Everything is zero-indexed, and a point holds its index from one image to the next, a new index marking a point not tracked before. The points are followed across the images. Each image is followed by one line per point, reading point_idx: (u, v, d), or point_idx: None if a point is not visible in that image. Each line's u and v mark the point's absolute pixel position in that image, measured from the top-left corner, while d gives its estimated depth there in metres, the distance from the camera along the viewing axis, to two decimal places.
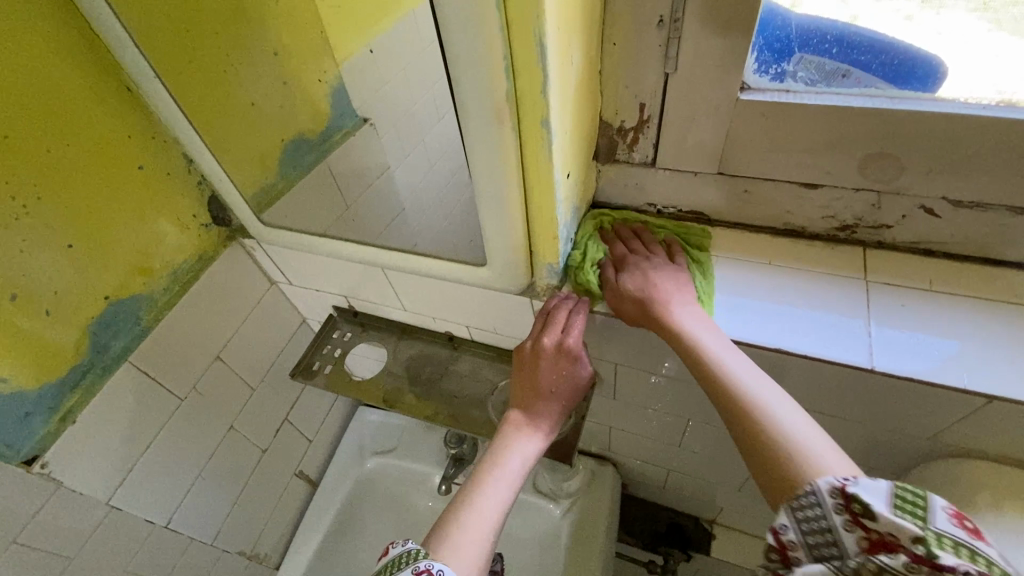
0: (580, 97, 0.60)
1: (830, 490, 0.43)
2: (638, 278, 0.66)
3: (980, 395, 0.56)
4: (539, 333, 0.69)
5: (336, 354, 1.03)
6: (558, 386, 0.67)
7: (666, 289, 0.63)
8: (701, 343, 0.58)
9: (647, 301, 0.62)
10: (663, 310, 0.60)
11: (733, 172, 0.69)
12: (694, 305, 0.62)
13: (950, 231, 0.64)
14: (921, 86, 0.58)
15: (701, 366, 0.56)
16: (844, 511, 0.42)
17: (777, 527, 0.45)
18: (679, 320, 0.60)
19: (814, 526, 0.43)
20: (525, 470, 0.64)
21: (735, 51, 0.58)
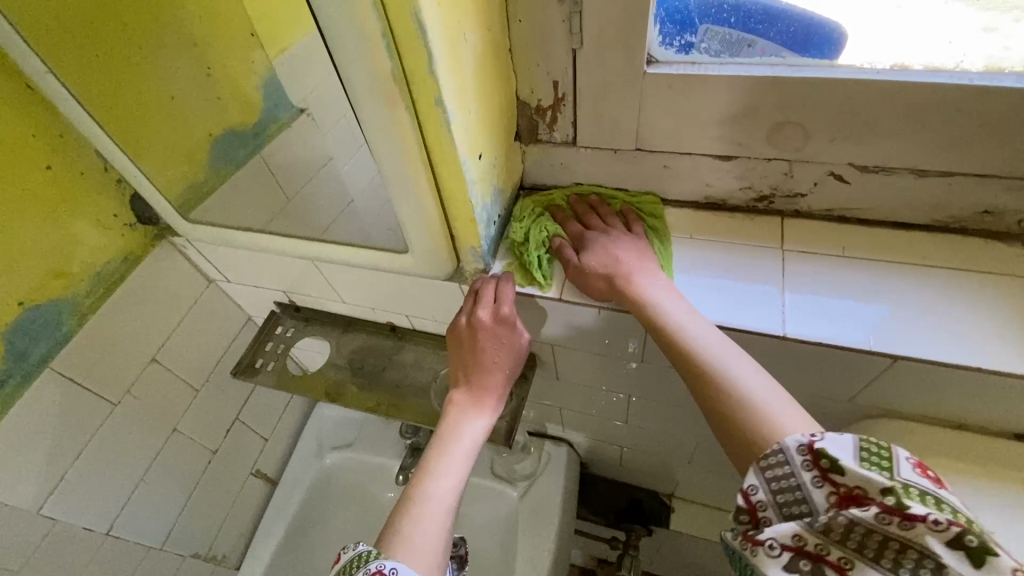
0: (483, 75, 0.59)
1: (798, 447, 0.43)
2: (585, 212, 0.71)
3: (885, 356, 0.57)
4: (472, 309, 0.66)
5: (279, 351, 1.01)
6: (500, 353, 0.65)
7: (608, 222, 0.69)
8: (631, 262, 0.62)
9: (584, 235, 0.67)
10: (596, 240, 0.66)
11: (651, 147, 0.68)
12: (631, 236, 0.67)
13: (859, 197, 0.65)
14: (818, 53, 0.58)
15: (627, 279, 0.61)
16: (812, 468, 0.42)
17: (746, 487, 0.45)
18: (610, 247, 0.64)
19: (782, 486, 0.43)
20: (471, 454, 0.62)
21: (636, 22, 0.57)
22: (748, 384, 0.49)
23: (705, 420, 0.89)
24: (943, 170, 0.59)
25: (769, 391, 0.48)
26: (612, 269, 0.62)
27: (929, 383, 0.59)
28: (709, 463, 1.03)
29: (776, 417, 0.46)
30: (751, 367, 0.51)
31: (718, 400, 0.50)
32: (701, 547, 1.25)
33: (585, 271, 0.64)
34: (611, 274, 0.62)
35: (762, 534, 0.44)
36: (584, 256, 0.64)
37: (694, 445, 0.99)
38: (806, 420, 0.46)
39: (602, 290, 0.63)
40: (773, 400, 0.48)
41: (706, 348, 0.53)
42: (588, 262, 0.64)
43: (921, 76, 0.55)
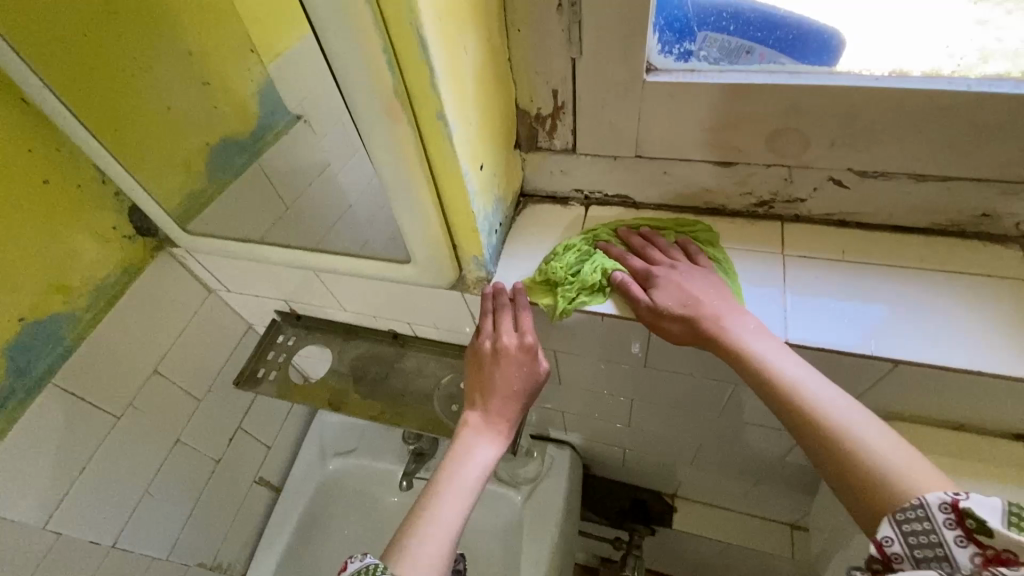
0: (483, 86, 0.59)
1: (941, 505, 0.41)
2: (643, 245, 0.67)
3: (886, 360, 0.58)
4: (496, 333, 0.67)
5: (281, 360, 1.01)
6: (517, 378, 0.65)
7: (671, 254, 0.65)
8: (712, 302, 0.59)
9: (652, 273, 0.63)
10: (667, 279, 0.62)
11: (651, 154, 0.69)
12: (698, 270, 0.63)
13: (858, 201, 0.65)
14: (817, 60, 0.58)
15: (713, 322, 0.57)
16: (956, 526, 0.40)
17: (881, 539, 0.42)
18: (682, 284, 0.61)
19: (922, 541, 0.41)
20: (482, 479, 0.62)
21: (634, 32, 0.57)
22: (869, 434, 0.47)
23: (708, 421, 0.90)
24: (941, 175, 0.60)
25: (901, 452, 0.46)
26: (692, 316, 0.58)
27: (929, 387, 0.59)
28: (711, 463, 1.04)
29: (906, 476, 0.44)
30: (867, 416, 0.49)
31: (829, 438, 0.48)
32: (703, 545, 1.26)
33: (660, 314, 0.60)
34: (689, 319, 0.58)
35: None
36: (654, 296, 0.61)
37: (697, 446, 1.00)
38: (933, 473, 0.44)
39: (681, 335, 0.59)
40: (897, 449, 0.46)
41: (830, 407, 0.49)
42: (664, 308, 0.59)
43: (919, 82, 0.55)
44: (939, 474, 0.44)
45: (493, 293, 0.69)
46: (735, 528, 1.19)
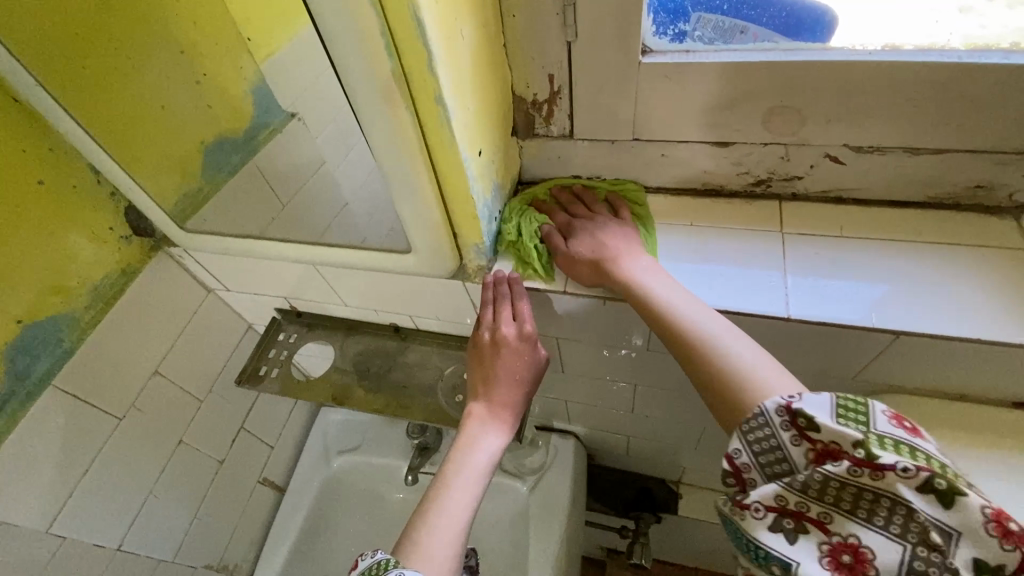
0: (480, 72, 0.59)
1: (777, 409, 0.45)
2: (570, 202, 0.73)
3: (888, 332, 0.58)
4: (494, 324, 0.67)
5: (282, 358, 1.00)
6: (520, 369, 0.66)
7: (595, 208, 0.71)
8: (618, 247, 0.64)
9: (572, 224, 0.69)
10: (582, 227, 0.67)
11: (648, 137, 0.69)
12: (615, 222, 0.68)
13: (856, 177, 0.66)
14: (811, 36, 0.58)
15: (615, 265, 0.62)
16: (790, 426, 0.44)
17: (731, 451, 0.46)
18: (598, 233, 0.66)
19: (765, 446, 0.45)
20: (488, 470, 0.62)
21: (629, 13, 0.57)
22: (724, 341, 0.52)
23: (711, 404, 0.90)
24: (937, 148, 0.60)
25: (762, 365, 0.49)
26: (596, 257, 0.63)
27: (929, 358, 0.60)
28: (715, 447, 1.04)
29: (753, 379, 0.48)
30: (733, 330, 0.53)
31: (694, 347, 0.53)
32: (708, 531, 1.26)
33: (575, 260, 0.65)
34: (599, 260, 0.63)
35: (747, 497, 0.45)
36: (572, 244, 0.66)
37: (701, 430, 1.00)
38: (787, 379, 0.48)
39: (591, 277, 0.65)
40: (756, 359, 0.50)
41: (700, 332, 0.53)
42: (576, 251, 0.65)
43: (913, 54, 0.55)
44: (792, 382, 0.48)
45: (494, 283, 0.69)
46: None
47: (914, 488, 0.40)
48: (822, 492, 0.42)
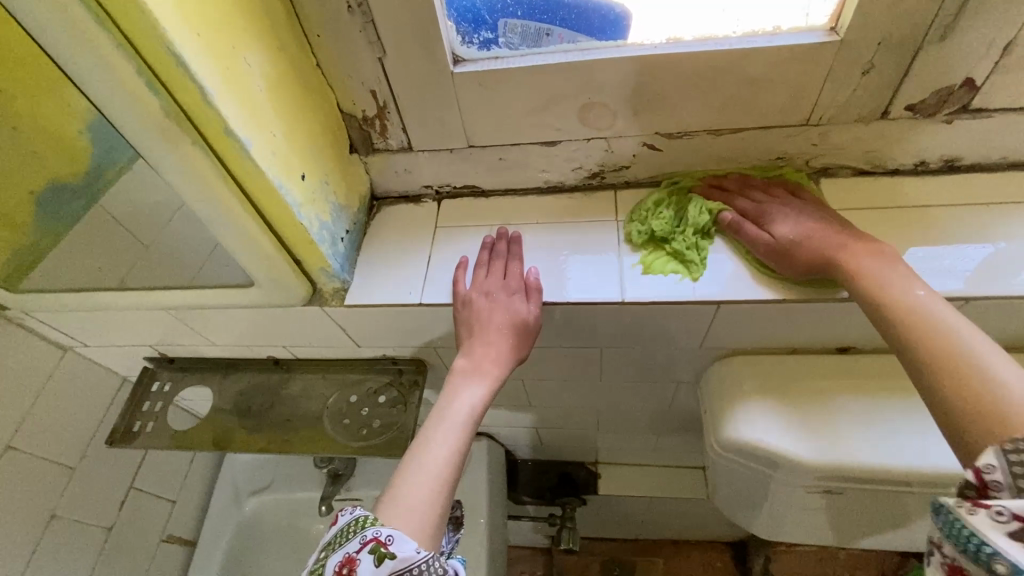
0: (285, 97, 0.58)
1: None
2: (743, 186, 0.67)
3: (710, 302, 0.63)
4: (476, 275, 0.67)
5: (157, 409, 0.95)
6: (499, 317, 0.63)
7: (773, 193, 0.65)
8: (836, 234, 0.58)
9: (762, 208, 0.64)
10: (778, 215, 0.63)
11: (482, 142, 0.70)
12: (811, 205, 0.63)
13: (675, 161, 0.70)
14: (605, 35, 0.61)
15: (840, 249, 0.56)
16: None
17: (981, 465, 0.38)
18: (797, 215, 0.62)
19: None
20: (472, 422, 0.59)
21: (425, 26, 0.58)
22: (997, 366, 0.43)
23: (600, 386, 0.93)
24: (735, 127, 0.65)
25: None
26: (810, 246, 0.58)
27: (754, 318, 0.65)
28: (615, 424, 1.09)
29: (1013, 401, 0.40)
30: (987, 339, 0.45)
31: (944, 355, 0.45)
32: (631, 505, 1.32)
33: (779, 249, 0.61)
34: (812, 245, 0.58)
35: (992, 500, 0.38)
36: (772, 227, 0.62)
37: (598, 412, 1.04)
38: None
39: (800, 265, 0.59)
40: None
41: (949, 326, 0.46)
42: (784, 237, 0.60)
43: (691, 46, 0.59)
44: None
45: (489, 242, 0.70)
46: (652, 481, 1.27)
47: None
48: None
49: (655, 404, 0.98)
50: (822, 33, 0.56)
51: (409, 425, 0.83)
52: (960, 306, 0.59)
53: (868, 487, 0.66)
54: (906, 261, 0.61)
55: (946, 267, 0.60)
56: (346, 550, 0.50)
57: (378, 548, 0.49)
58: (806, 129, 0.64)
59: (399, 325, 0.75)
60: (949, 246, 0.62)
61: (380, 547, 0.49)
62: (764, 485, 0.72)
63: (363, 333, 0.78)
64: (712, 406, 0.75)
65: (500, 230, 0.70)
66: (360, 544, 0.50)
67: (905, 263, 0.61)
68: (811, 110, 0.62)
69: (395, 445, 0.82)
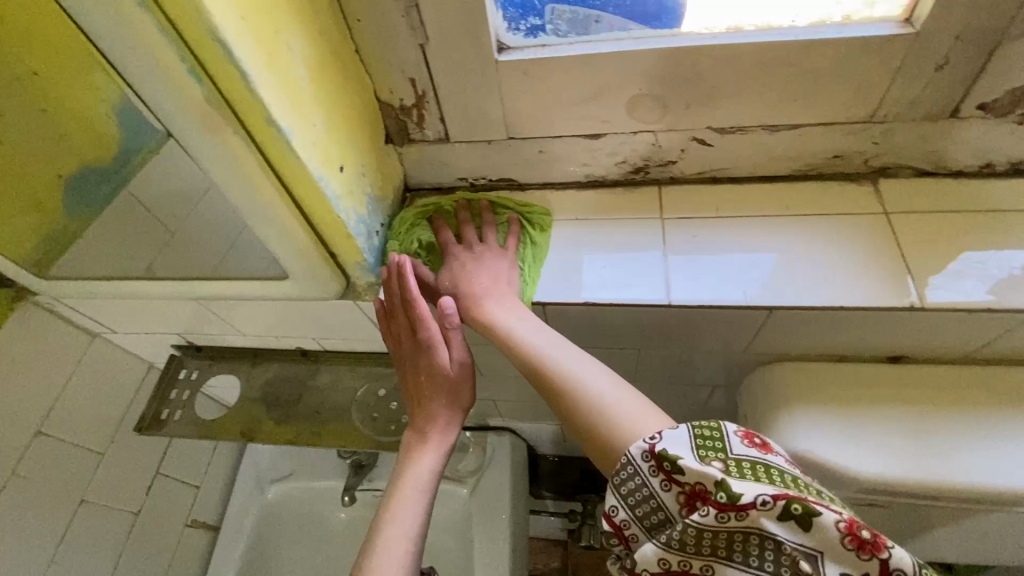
0: (325, 85, 0.55)
1: (642, 454, 0.43)
2: (463, 222, 0.69)
3: (761, 308, 0.59)
4: (392, 323, 0.64)
5: (185, 397, 0.95)
6: (427, 368, 0.62)
7: (484, 238, 0.67)
8: (484, 283, 0.62)
9: (449, 252, 0.66)
10: (474, 263, 0.65)
11: (523, 134, 0.68)
12: (487, 254, 0.65)
13: (725, 157, 0.66)
14: (661, 23, 0.58)
15: (475, 303, 0.61)
16: (658, 471, 0.42)
17: (609, 511, 0.44)
18: (470, 266, 0.64)
19: (636, 498, 0.43)
20: (428, 483, 0.59)
21: (471, 11, 0.55)
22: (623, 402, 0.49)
23: None
24: (792, 123, 0.61)
25: (633, 408, 0.49)
26: (459, 299, 0.63)
27: (808, 325, 0.62)
28: None
29: (620, 420, 0.48)
30: (613, 384, 0.51)
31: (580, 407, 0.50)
32: None
33: (441, 295, 0.65)
34: (460, 298, 0.63)
35: (634, 550, 0.42)
36: (440, 277, 0.65)
37: None
38: (634, 436, 0.46)
39: (454, 319, 0.63)
40: (647, 415, 0.48)
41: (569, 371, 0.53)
42: (447, 287, 0.64)
43: (753, 36, 0.55)
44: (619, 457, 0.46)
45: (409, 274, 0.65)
46: None
47: (776, 519, 0.37)
48: (697, 543, 0.39)
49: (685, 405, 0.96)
50: (896, 24, 0.53)
51: None
52: None
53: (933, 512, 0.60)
54: (962, 262, 0.59)
55: (990, 270, 0.58)
56: None
57: None
58: (870, 126, 0.60)
59: None
60: (1019, 251, 0.58)
61: None
62: None
63: None
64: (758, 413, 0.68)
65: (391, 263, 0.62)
66: None
67: (954, 266, 0.58)
68: (877, 107, 0.59)
69: None
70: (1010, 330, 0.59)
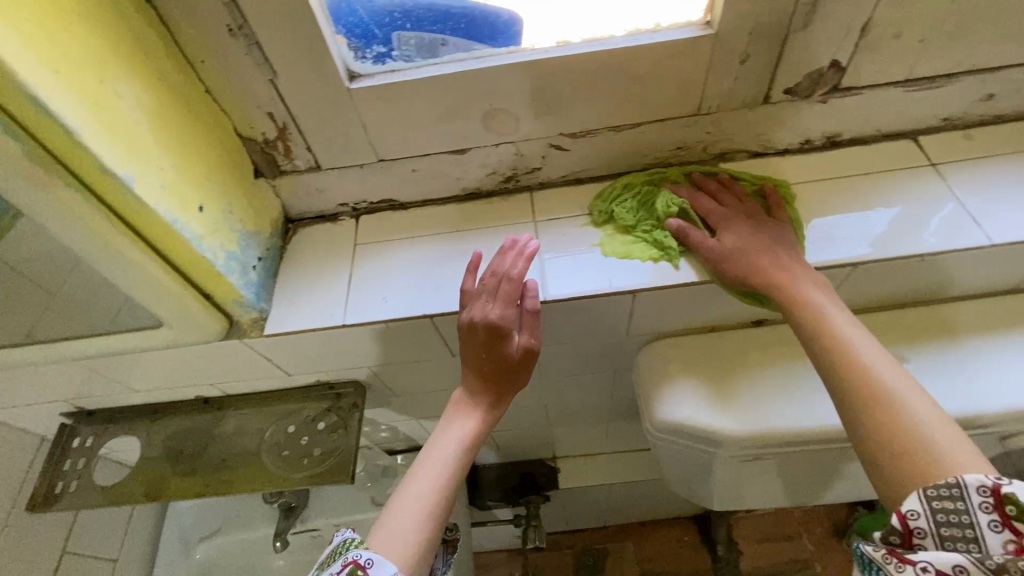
0: (171, 128, 0.55)
1: (980, 487, 0.40)
2: (719, 189, 0.67)
3: (627, 292, 0.64)
4: (486, 294, 0.62)
5: (81, 467, 0.89)
6: (516, 345, 0.63)
7: (743, 199, 0.66)
8: (761, 255, 0.60)
9: (726, 214, 0.64)
10: (738, 228, 0.62)
11: (392, 156, 0.70)
12: (774, 223, 0.63)
13: (584, 159, 0.71)
14: (497, 42, 0.62)
15: (767, 278, 0.58)
16: (992, 510, 0.39)
17: (905, 512, 0.41)
18: (750, 228, 0.62)
19: (952, 520, 0.40)
20: (460, 462, 0.61)
21: (312, 43, 0.57)
22: (913, 404, 0.46)
23: (543, 384, 0.94)
24: (634, 122, 0.67)
25: (937, 427, 0.44)
26: (738, 266, 0.60)
27: (671, 303, 0.68)
28: (566, 418, 1.11)
29: (941, 445, 0.43)
30: (872, 343, 0.51)
31: (867, 393, 0.48)
32: (594, 495, 1.34)
33: (721, 261, 0.61)
34: (738, 267, 0.60)
35: (915, 554, 0.40)
36: (718, 236, 0.62)
37: (546, 409, 1.06)
38: (962, 439, 0.44)
39: (733, 281, 0.61)
40: (948, 432, 0.44)
41: (863, 360, 0.50)
42: (721, 250, 0.61)
43: (580, 47, 0.61)
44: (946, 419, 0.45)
45: (510, 244, 0.65)
46: (609, 468, 1.30)
47: None
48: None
49: (600, 395, 1.01)
50: (699, 27, 0.59)
51: (347, 451, 0.81)
52: (851, 272, 0.64)
53: (786, 449, 0.69)
54: (816, 231, 0.66)
55: (847, 236, 0.65)
56: (330, 570, 0.51)
57: (357, 569, 0.50)
58: (700, 118, 0.67)
59: (328, 349, 0.73)
60: (858, 215, 0.66)
61: (360, 567, 0.50)
62: (704, 461, 0.75)
63: (292, 360, 0.76)
64: (643, 386, 0.76)
65: (509, 242, 0.64)
66: (342, 565, 0.51)
67: (808, 236, 0.65)
68: (702, 100, 0.65)
69: (338, 470, 0.80)
70: (841, 285, 0.66)
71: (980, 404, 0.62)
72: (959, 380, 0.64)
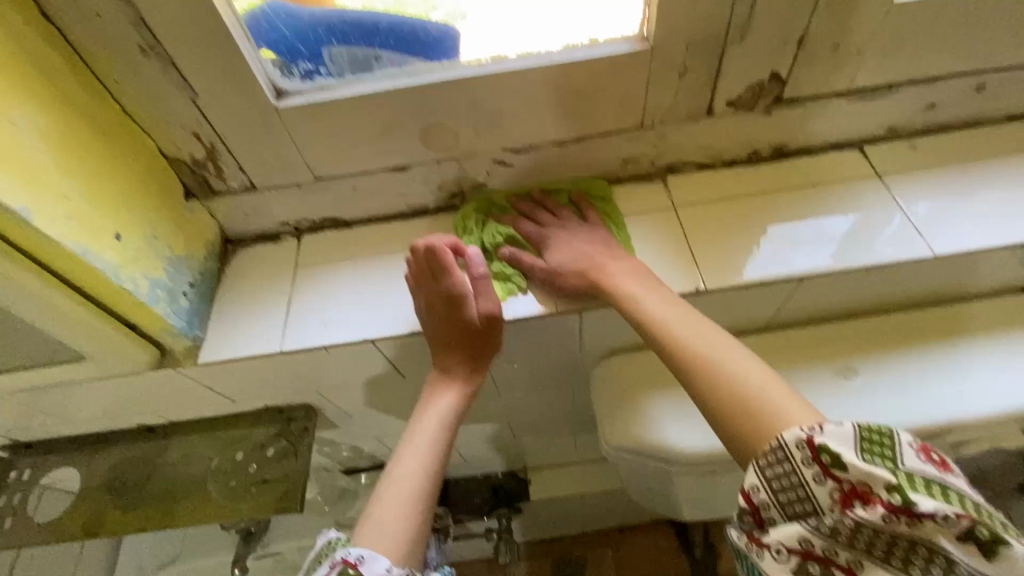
0: (78, 154, 0.53)
1: (797, 442, 0.41)
2: (533, 209, 0.67)
3: (574, 311, 0.63)
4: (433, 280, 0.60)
5: (14, 502, 0.81)
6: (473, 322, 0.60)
7: (559, 213, 0.67)
8: (597, 254, 0.61)
9: (545, 234, 0.64)
10: (557, 238, 0.63)
11: (330, 175, 0.67)
12: (588, 227, 0.65)
13: (530, 173, 0.69)
14: (430, 56, 0.60)
15: (604, 274, 0.59)
16: (813, 463, 0.40)
17: (748, 488, 0.42)
18: (569, 241, 0.63)
19: (785, 488, 0.41)
20: (445, 430, 0.59)
21: (232, 62, 0.55)
22: (754, 376, 0.46)
23: (504, 400, 0.92)
24: (578, 136, 0.66)
25: (763, 382, 0.46)
26: (581, 270, 0.60)
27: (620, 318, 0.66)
28: (531, 431, 1.09)
29: (765, 399, 0.44)
30: (699, 316, 0.53)
31: (709, 375, 0.48)
32: (566, 506, 1.32)
33: (558, 274, 0.62)
34: (583, 273, 0.60)
35: (766, 536, 0.42)
36: (549, 255, 0.63)
37: (510, 423, 1.03)
38: (789, 393, 0.45)
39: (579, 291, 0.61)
40: (776, 388, 0.45)
41: (700, 343, 0.50)
42: (558, 267, 0.61)
43: (514, 62, 0.59)
44: (807, 404, 0.44)
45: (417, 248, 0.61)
46: (579, 479, 1.28)
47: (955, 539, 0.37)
48: (854, 538, 0.39)
49: (563, 408, 0.99)
50: (633, 41, 0.58)
51: (298, 478, 0.78)
52: (796, 286, 0.63)
53: (741, 466, 0.68)
54: (771, 239, 0.65)
55: (802, 247, 0.64)
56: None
57: (347, 569, 0.47)
58: (644, 131, 0.66)
59: (269, 375, 0.70)
60: (808, 223, 0.66)
61: (349, 567, 0.48)
62: (661, 478, 0.74)
63: (234, 388, 0.73)
64: (599, 403, 0.74)
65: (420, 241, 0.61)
66: (330, 568, 0.48)
67: (766, 245, 0.64)
68: (644, 114, 0.64)
69: (287, 499, 0.77)
70: (788, 298, 0.65)
71: (927, 413, 0.62)
72: (907, 390, 0.63)
